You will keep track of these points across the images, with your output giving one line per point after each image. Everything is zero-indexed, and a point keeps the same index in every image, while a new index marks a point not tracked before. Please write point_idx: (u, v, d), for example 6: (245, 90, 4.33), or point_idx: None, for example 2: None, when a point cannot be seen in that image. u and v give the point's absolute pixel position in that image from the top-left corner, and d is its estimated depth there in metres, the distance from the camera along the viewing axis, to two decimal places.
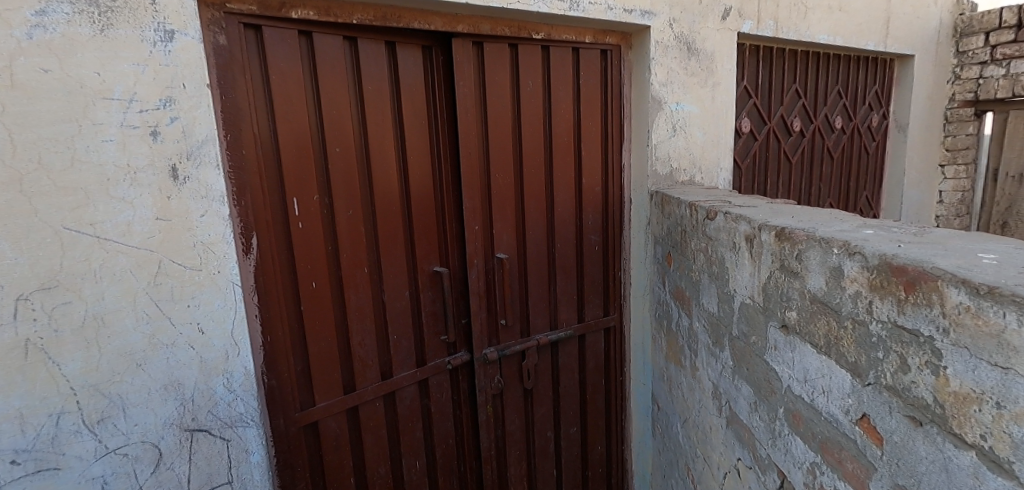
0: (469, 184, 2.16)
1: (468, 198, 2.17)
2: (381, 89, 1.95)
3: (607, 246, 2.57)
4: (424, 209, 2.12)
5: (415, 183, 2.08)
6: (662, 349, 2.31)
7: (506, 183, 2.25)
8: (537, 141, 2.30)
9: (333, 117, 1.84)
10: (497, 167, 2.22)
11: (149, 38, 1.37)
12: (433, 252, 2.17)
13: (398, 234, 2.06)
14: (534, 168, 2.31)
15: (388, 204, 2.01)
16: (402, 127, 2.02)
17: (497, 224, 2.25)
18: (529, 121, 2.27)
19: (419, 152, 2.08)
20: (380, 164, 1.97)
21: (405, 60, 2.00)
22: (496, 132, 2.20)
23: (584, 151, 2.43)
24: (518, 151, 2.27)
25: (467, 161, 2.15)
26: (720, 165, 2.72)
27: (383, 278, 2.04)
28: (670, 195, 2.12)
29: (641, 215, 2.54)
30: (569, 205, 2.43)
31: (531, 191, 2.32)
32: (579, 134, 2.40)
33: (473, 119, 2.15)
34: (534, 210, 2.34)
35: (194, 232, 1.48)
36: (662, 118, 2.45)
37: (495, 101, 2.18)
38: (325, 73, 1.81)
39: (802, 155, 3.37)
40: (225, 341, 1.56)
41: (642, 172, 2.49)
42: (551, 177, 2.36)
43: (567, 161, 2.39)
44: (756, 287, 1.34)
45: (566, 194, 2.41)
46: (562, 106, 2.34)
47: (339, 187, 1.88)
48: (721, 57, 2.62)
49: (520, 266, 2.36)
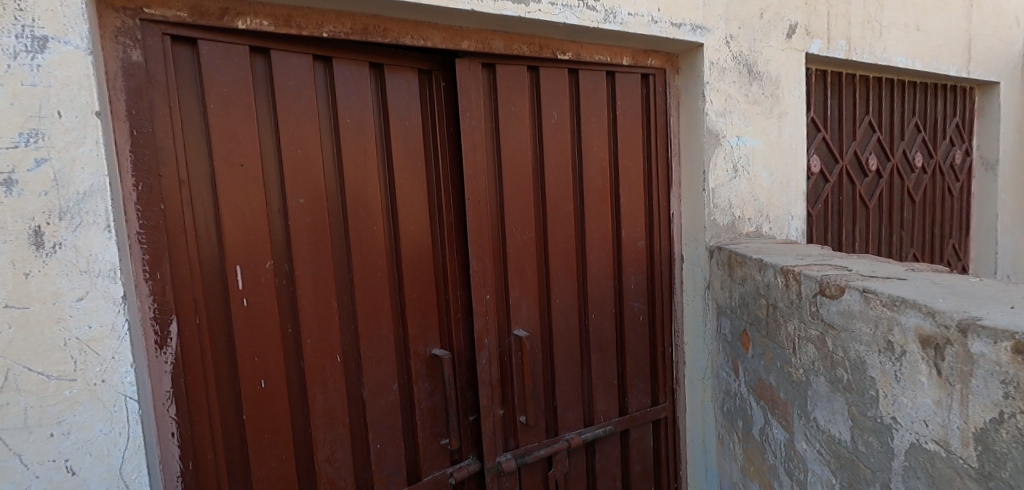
0: (478, 241, 1.68)
1: (477, 260, 1.68)
2: (362, 123, 1.51)
3: (653, 316, 2.04)
4: (420, 274, 1.64)
5: (408, 242, 1.60)
6: (737, 458, 1.75)
7: (525, 239, 1.77)
8: (564, 186, 1.82)
9: (296, 157, 1.39)
10: (513, 219, 1.74)
11: (7, 46, 0.95)
12: (431, 330, 1.67)
13: (386, 308, 1.57)
14: (561, 220, 1.82)
15: (371, 270, 1.53)
16: (391, 171, 1.57)
17: (515, 291, 1.76)
18: (554, 160, 1.80)
19: (413, 201, 1.61)
20: (361, 218, 1.51)
21: (396, 87, 1.56)
22: (512, 175, 1.73)
23: (623, 197, 1.94)
24: (539, 199, 1.79)
25: (475, 212, 1.67)
26: (791, 212, 2.19)
27: (363, 367, 1.54)
28: (743, 255, 1.57)
29: (697, 276, 2.00)
30: (605, 265, 1.92)
31: (557, 248, 1.82)
32: (616, 176, 1.92)
33: (482, 159, 1.68)
34: (560, 273, 1.83)
35: (66, 324, 1.01)
36: (720, 155, 1.96)
37: (509, 136, 1.72)
38: (286, 101, 1.37)
39: (879, 199, 2.82)
40: (108, 484, 1.06)
41: (697, 222, 1.98)
42: (582, 230, 1.87)
43: (603, 210, 1.90)
44: (963, 427, 0.83)
45: (602, 252, 1.91)
46: (595, 142, 1.87)
47: (305, 250, 1.41)
48: (787, 82, 2.14)
49: (544, 345, 1.83)
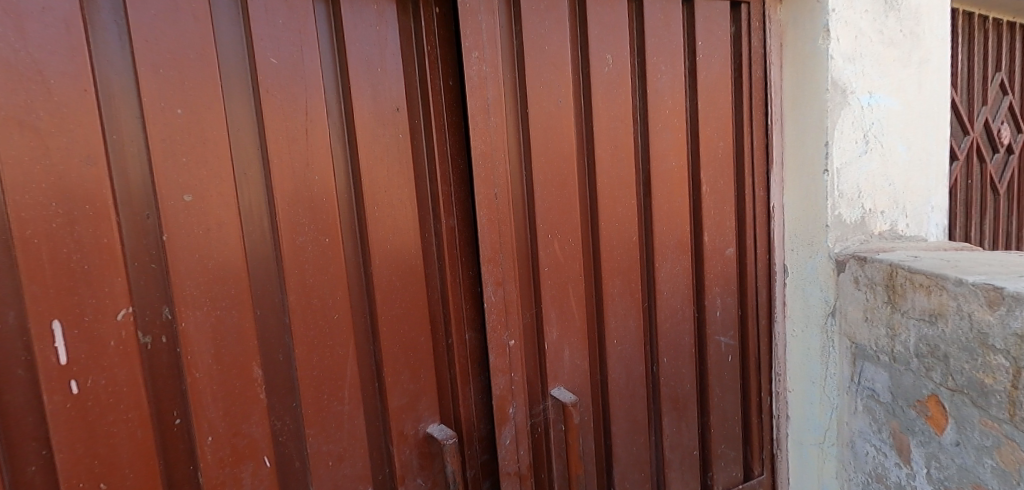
0: (496, 257, 1.06)
1: (495, 288, 1.07)
2: (300, 68, 0.90)
3: (745, 353, 1.43)
4: (406, 312, 1.03)
5: (385, 262, 1.00)
6: None
7: (566, 251, 1.15)
8: (624, 169, 1.21)
9: (171, 124, 0.79)
10: (548, 222, 1.12)
11: None
12: (427, 395, 1.06)
13: (349, 371, 0.97)
14: (618, 220, 1.20)
15: (320, 311, 0.93)
16: (355, 146, 0.96)
17: (553, 331, 1.14)
18: (607, 130, 1.18)
19: (393, 194, 1.00)
20: (302, 226, 0.91)
21: (356, 7, 0.95)
22: (545, 152, 1.11)
23: (706, 185, 1.32)
24: (586, 188, 1.17)
25: (491, 211, 1.05)
26: (931, 202, 1.53)
27: (309, 468, 0.94)
28: (940, 275, 1.03)
29: (811, 299, 1.37)
30: (682, 285, 1.31)
31: (614, 264, 1.20)
32: (696, 154, 1.30)
33: (499, 128, 1.07)
34: (618, 300, 1.22)
35: None
36: (848, 120, 1.33)
37: (540, 92, 1.10)
38: (147, 21, 0.77)
39: (1010, 182, 2.17)
40: None
41: (813, 220, 1.35)
42: (647, 234, 1.26)
43: (677, 204, 1.28)
44: None
45: (677, 266, 1.29)
46: (667, 104, 1.25)
47: (196, 284, 0.82)
48: (930, 15, 1.49)
49: (596, 408, 1.23)
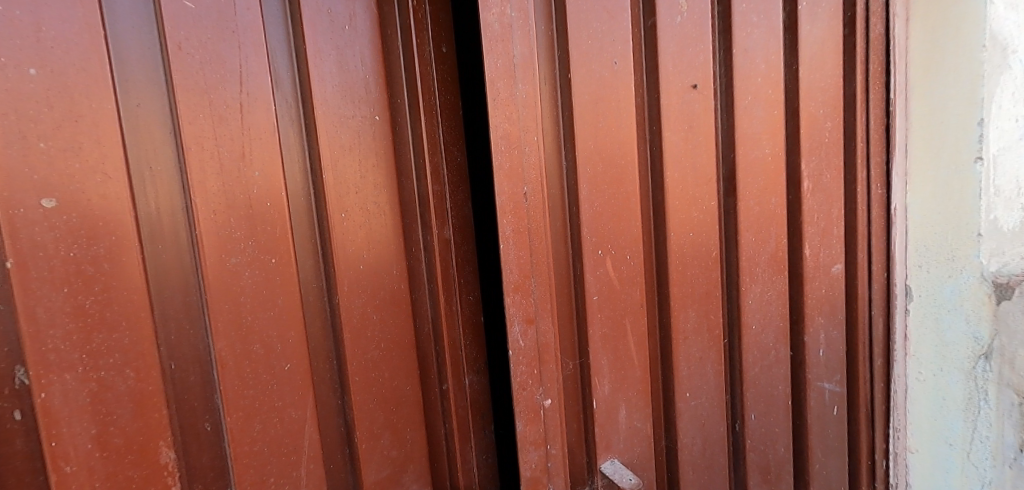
0: (528, 284, 0.74)
1: (526, 326, 0.75)
2: (230, 16, 0.60)
3: (853, 404, 1.08)
4: (386, 355, 0.76)
5: (357, 289, 0.72)
6: None
7: (623, 274, 0.83)
8: (701, 158, 0.88)
9: (20, 90, 0.51)
10: (599, 233, 0.80)
11: None
12: (414, 460, 0.81)
13: (308, 442, 0.70)
14: (693, 229, 0.88)
15: (264, 362, 0.65)
16: (317, 125, 0.68)
17: (604, 384, 0.82)
18: (679, 102, 0.85)
19: (367, 193, 0.72)
20: (237, 243, 0.62)
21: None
22: (595, 135, 0.79)
23: (809, 181, 0.97)
24: (649, 184, 0.85)
25: (518, 218, 0.73)
26: None
27: None
28: None
29: (950, 333, 1.03)
30: (776, 316, 0.97)
31: (688, 289, 0.87)
32: (797, 138, 0.96)
33: (530, 98, 0.76)
34: (693, 339, 0.89)
35: None
36: (1009, 90, 0.95)
37: (589, 49, 0.78)
38: None
39: None
40: None
41: (954, 227, 1.00)
42: (729, 247, 0.93)
43: (771, 207, 0.95)
44: None
45: (770, 290, 0.96)
46: (760, 68, 0.91)
47: (65, 335, 0.54)
48: None
49: (661, 484, 0.90)
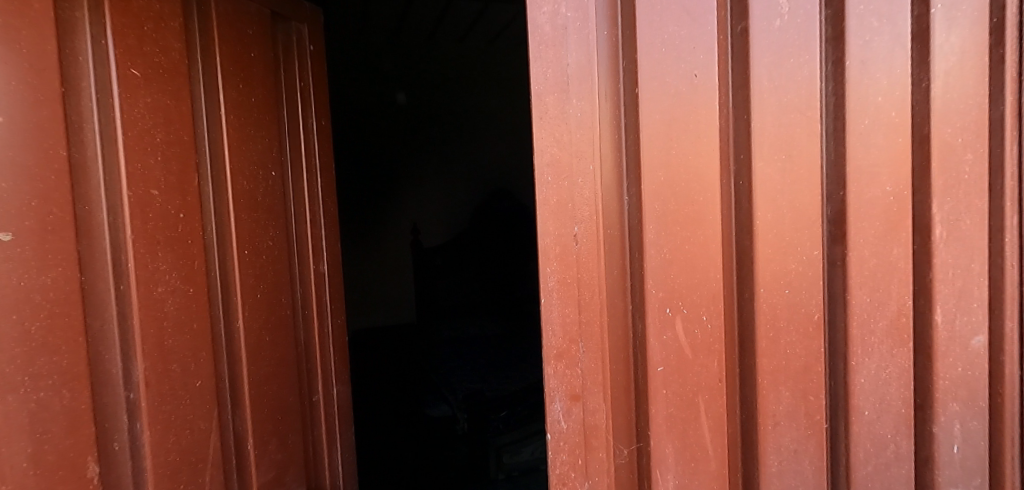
0: (573, 351, 0.65)
1: (570, 404, 0.65)
2: (173, 117, 0.86)
3: None
4: (274, 368, 1.06)
5: (253, 318, 1.00)
6: None
7: (697, 342, 0.65)
8: (804, 195, 0.69)
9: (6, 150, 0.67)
10: (668, 287, 0.64)
11: None
12: (287, 456, 1.10)
13: (210, 447, 0.92)
14: (790, 285, 0.69)
15: (180, 377, 0.86)
16: (229, 208, 0.95)
17: (668, 478, 0.66)
18: (775, 125, 0.67)
19: (263, 248, 1.03)
20: (163, 284, 0.83)
21: (229, 64, 0.97)
22: (667, 165, 0.63)
23: (943, 228, 0.75)
24: (732, 226, 0.69)
25: (567, 265, 0.64)
26: None
27: None
28: None
29: None
30: (897, 399, 0.75)
31: (781, 361, 0.69)
32: (928, 171, 0.74)
33: (587, 115, 0.64)
34: (786, 426, 0.69)
35: None
36: None
37: (660, 58, 0.63)
38: None
39: None
40: None
41: None
42: (835, 309, 0.74)
43: (893, 260, 0.74)
44: None
45: (890, 366, 0.75)
46: (880, 85, 0.72)
47: (9, 359, 0.68)
48: None
49: None
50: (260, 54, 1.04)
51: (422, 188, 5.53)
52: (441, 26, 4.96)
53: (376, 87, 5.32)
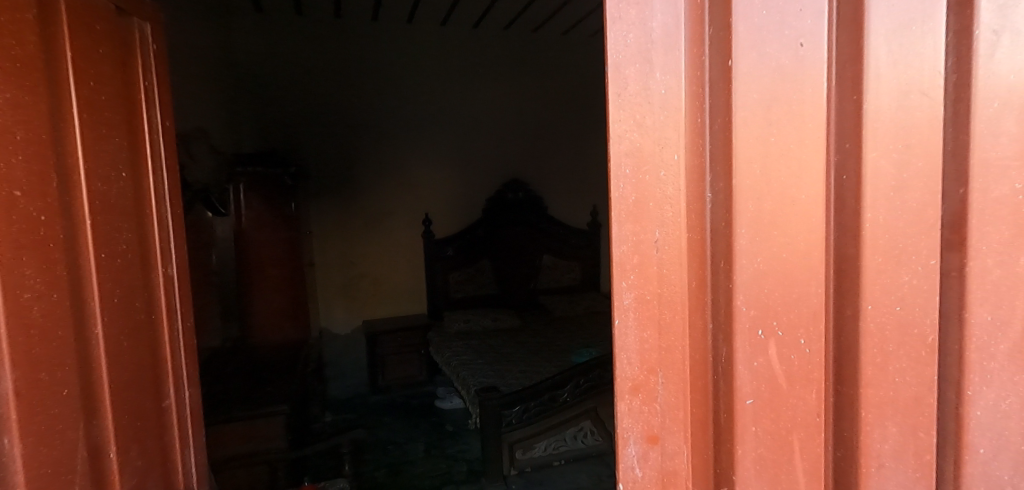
0: (653, 384, 0.58)
1: (647, 448, 0.59)
2: (29, 109, 0.72)
3: None
4: (134, 374, 0.95)
5: (114, 322, 0.90)
6: None
7: (793, 373, 0.55)
8: (918, 193, 0.55)
9: None
10: (762, 302, 0.54)
11: None
12: (149, 470, 1.00)
13: (80, 470, 0.80)
14: (902, 301, 0.56)
15: (49, 388, 0.74)
16: (87, 199, 0.84)
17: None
18: (889, 105, 0.53)
19: (119, 250, 0.92)
20: (24, 293, 0.70)
21: (84, 44, 0.84)
22: (764, 156, 0.52)
23: None
24: (831, 227, 0.56)
25: (646, 279, 0.56)
26: None
27: None
28: None
29: None
30: (1018, 435, 0.62)
31: (890, 393, 0.57)
32: None
33: (673, 89, 0.54)
34: (894, 469, 0.58)
35: None
36: None
37: (762, 22, 0.51)
38: None
39: None
40: None
41: None
42: (946, 329, 0.60)
43: (1020, 272, 0.59)
44: None
45: (1012, 397, 0.61)
46: (1022, 52, 0.56)
47: None
48: None
49: None
50: (109, 49, 0.93)
51: (438, 180, 5.39)
52: (456, 10, 4.81)
53: (391, 77, 5.14)
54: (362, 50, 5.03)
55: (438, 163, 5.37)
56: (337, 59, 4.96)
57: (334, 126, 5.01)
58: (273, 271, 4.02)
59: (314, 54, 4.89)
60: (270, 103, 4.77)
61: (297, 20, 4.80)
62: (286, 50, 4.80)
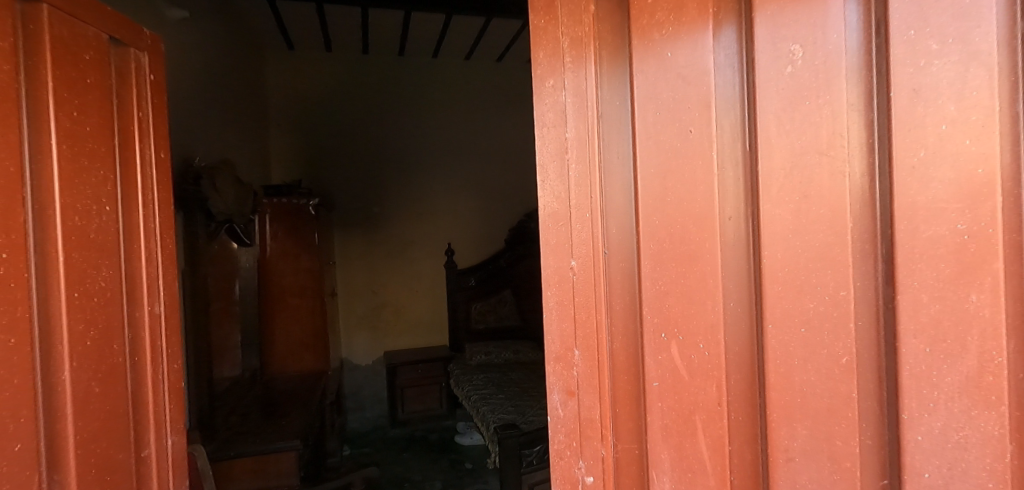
0: (570, 356, 0.88)
1: (567, 398, 0.89)
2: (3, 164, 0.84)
3: None
4: (106, 421, 1.04)
5: (83, 366, 0.99)
6: None
7: (693, 367, 0.74)
8: (824, 232, 0.65)
9: None
10: (662, 315, 0.76)
11: None
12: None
13: None
14: (808, 324, 0.66)
15: (9, 432, 0.85)
16: (62, 243, 0.95)
17: (663, 478, 0.78)
18: (786, 165, 0.66)
19: (96, 288, 1.02)
20: None
21: (71, 68, 0.98)
22: (662, 210, 0.74)
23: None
24: (749, 265, 0.70)
25: (565, 293, 0.88)
26: None
27: None
28: None
29: None
30: (980, 470, 0.59)
31: (795, 398, 0.67)
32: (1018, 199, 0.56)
33: (605, 170, 0.81)
34: (802, 463, 0.67)
35: None
36: None
37: (653, 120, 0.74)
38: None
39: None
40: None
41: None
42: (882, 359, 0.63)
43: (970, 311, 0.59)
44: None
45: (968, 429, 0.59)
46: (947, 105, 0.58)
47: None
48: None
49: None
50: (96, 79, 1.04)
51: (459, 212, 5.50)
52: (480, 43, 5.02)
53: (415, 112, 5.34)
54: (388, 84, 5.26)
55: (460, 196, 5.50)
56: (363, 96, 5.20)
57: (358, 157, 5.20)
58: (293, 300, 4.09)
59: (342, 87, 5.15)
60: (299, 134, 5.03)
61: (327, 56, 5.09)
62: (318, 89, 5.07)
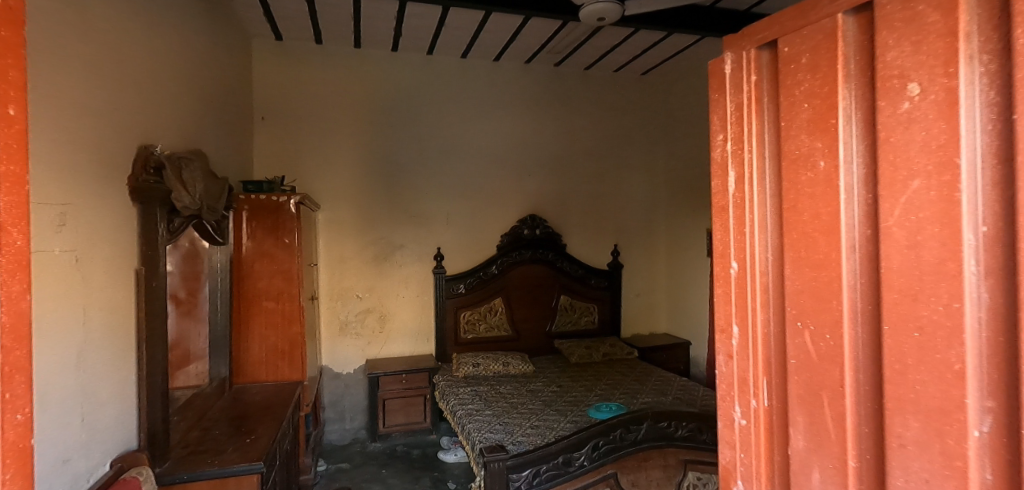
0: (728, 333, 0.91)
1: (728, 360, 0.91)
2: None
3: None
4: None
5: None
6: None
7: (822, 352, 0.74)
8: (936, 253, 0.61)
9: None
10: (798, 304, 0.77)
11: None
12: None
13: None
14: (922, 328, 0.63)
15: None
16: None
17: (798, 437, 0.78)
18: (901, 193, 0.64)
19: None
20: None
21: None
22: (796, 225, 0.77)
23: None
24: (868, 284, 0.69)
25: (724, 297, 0.91)
26: None
27: None
28: None
29: None
30: None
31: (907, 395, 0.64)
32: None
33: (748, 198, 0.85)
34: (915, 452, 0.64)
35: None
36: None
37: (787, 152, 0.78)
38: None
39: None
40: None
41: None
42: (1005, 375, 0.57)
43: None
44: None
45: None
46: None
47: None
48: None
49: None
50: None
51: (453, 214, 5.27)
52: (480, 41, 4.82)
53: (410, 109, 5.13)
54: (383, 80, 5.05)
55: (454, 197, 5.28)
56: (357, 91, 4.99)
57: (347, 154, 4.97)
58: (267, 303, 3.87)
59: (334, 82, 4.93)
60: (285, 129, 4.80)
61: (319, 49, 4.88)
62: (309, 82, 4.86)
